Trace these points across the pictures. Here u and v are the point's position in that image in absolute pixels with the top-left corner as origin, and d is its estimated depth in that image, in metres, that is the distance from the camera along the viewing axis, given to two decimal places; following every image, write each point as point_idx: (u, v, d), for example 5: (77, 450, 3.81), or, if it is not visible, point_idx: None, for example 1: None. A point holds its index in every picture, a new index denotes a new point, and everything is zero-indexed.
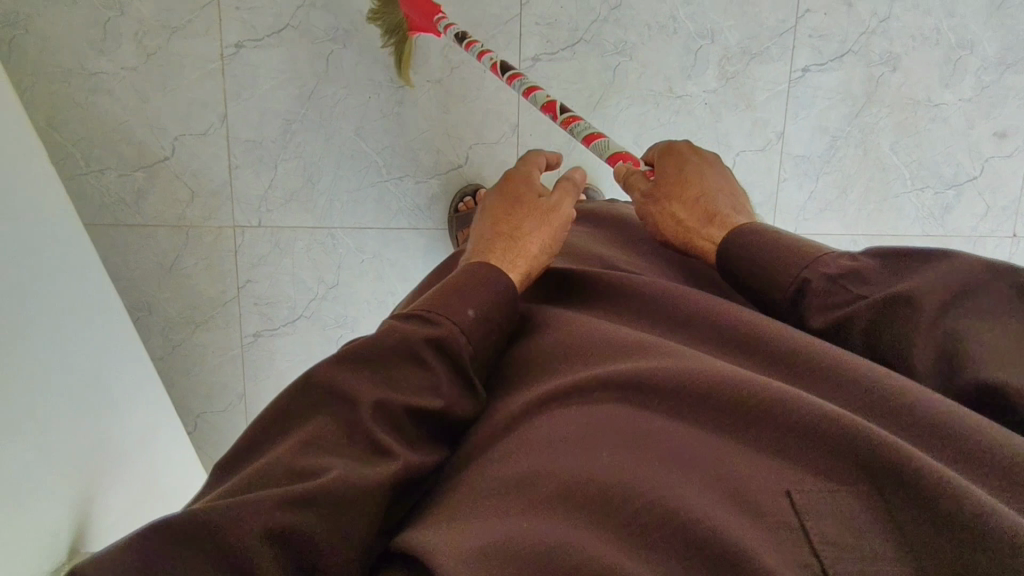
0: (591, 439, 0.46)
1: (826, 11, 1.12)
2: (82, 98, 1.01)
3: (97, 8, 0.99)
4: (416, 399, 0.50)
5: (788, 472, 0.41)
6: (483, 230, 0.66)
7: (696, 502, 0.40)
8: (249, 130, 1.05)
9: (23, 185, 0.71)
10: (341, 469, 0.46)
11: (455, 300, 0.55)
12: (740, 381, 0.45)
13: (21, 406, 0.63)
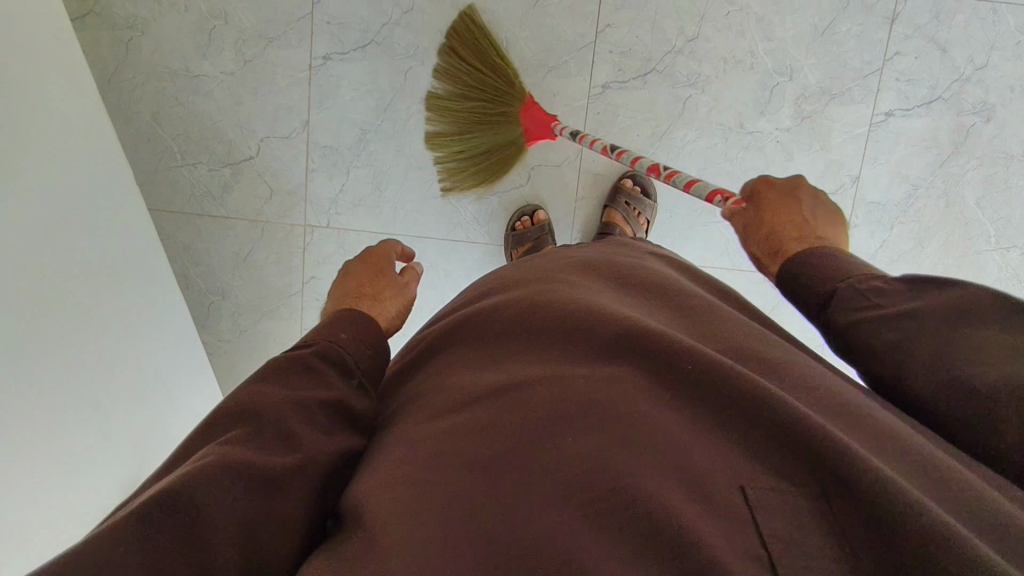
0: (569, 411, 0.49)
1: (918, 55, 1.07)
2: (184, 97, 1.10)
3: (205, 16, 1.08)
4: (308, 394, 0.56)
5: (746, 469, 0.43)
6: (348, 293, 0.76)
7: (657, 488, 0.43)
8: (328, 136, 1.12)
9: (99, 177, 0.80)
10: (261, 455, 0.49)
11: (330, 330, 0.64)
12: (714, 374, 0.48)
13: (82, 397, 0.71)
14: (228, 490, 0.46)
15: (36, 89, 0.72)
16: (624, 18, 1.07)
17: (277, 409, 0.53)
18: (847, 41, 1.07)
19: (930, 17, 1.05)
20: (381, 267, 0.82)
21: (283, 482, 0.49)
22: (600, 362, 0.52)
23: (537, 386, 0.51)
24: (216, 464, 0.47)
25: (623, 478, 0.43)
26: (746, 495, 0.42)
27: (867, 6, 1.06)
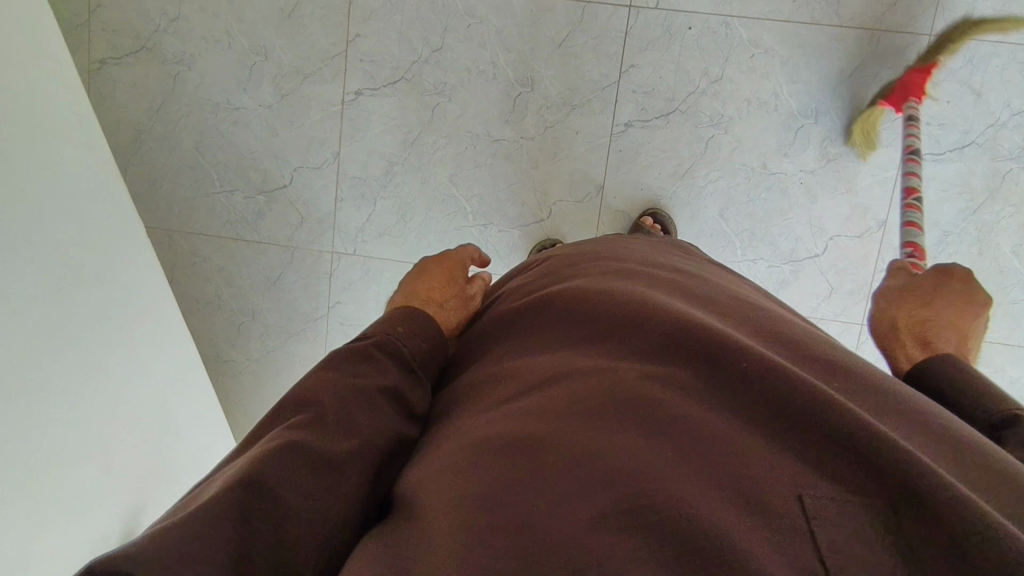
0: (603, 416, 0.45)
1: (950, 99, 1.05)
2: (225, 128, 1.17)
3: (247, 53, 1.14)
4: (366, 381, 0.55)
5: (801, 474, 0.37)
6: (417, 287, 0.72)
7: (696, 497, 0.38)
8: (357, 167, 1.16)
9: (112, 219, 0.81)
10: (325, 439, 0.49)
11: (389, 323, 0.62)
12: (766, 372, 0.43)
13: (92, 436, 0.72)
14: (293, 468, 0.45)
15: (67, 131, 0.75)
16: (648, 59, 1.09)
17: (339, 395, 0.52)
18: (875, 84, 1.06)
19: (963, 60, 1.03)
20: (454, 272, 0.75)
21: (342, 465, 0.48)
22: (645, 363, 0.49)
23: (576, 386, 0.48)
24: (279, 445, 0.46)
25: (655, 477, 0.39)
26: (801, 503, 0.36)
27: (897, 49, 1.04)
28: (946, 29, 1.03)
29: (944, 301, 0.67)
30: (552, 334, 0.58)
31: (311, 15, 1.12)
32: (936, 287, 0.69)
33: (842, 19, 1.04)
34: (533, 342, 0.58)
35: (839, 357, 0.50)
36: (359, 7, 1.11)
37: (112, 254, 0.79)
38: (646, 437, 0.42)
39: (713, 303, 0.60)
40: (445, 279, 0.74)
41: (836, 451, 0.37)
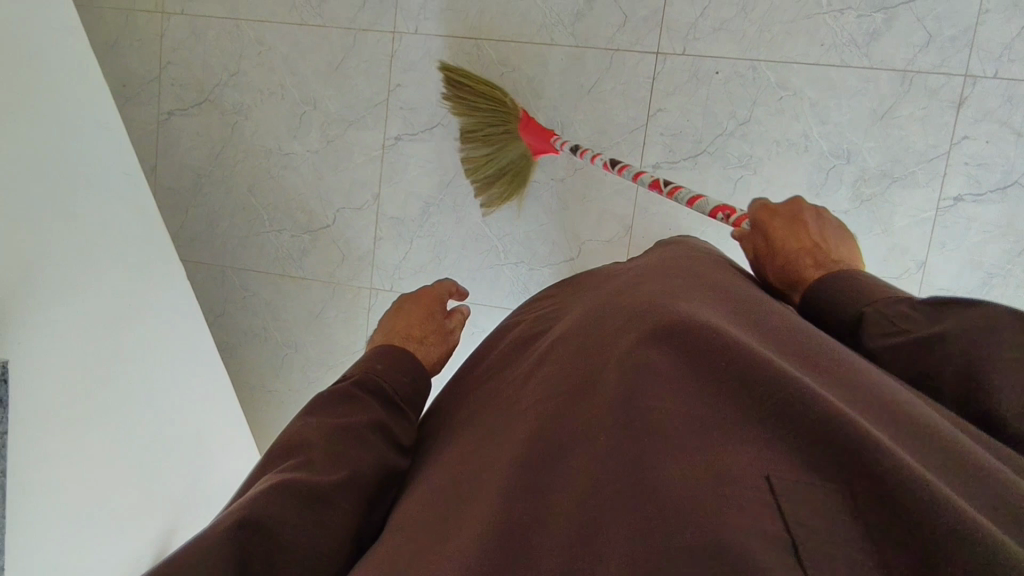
0: (594, 424, 0.48)
1: (989, 139, 1.02)
2: (275, 171, 1.25)
3: (298, 103, 1.23)
4: (348, 418, 0.62)
5: (775, 463, 0.39)
6: (397, 324, 0.84)
7: (673, 493, 0.40)
8: (395, 208, 1.22)
9: (154, 267, 0.85)
10: (310, 474, 0.55)
11: (367, 362, 0.69)
12: (744, 366, 0.45)
13: (126, 458, 0.79)
14: (283, 504, 0.52)
15: (123, 185, 0.80)
16: (675, 103, 1.11)
17: (323, 435, 0.60)
18: (908, 124, 1.05)
19: (1001, 100, 1.02)
20: (433, 308, 0.88)
21: (330, 496, 0.55)
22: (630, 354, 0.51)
23: (571, 397, 0.52)
24: (269, 486, 0.53)
25: (639, 483, 0.42)
26: (771, 486, 0.38)
27: (931, 90, 1.03)
28: (982, 69, 1.02)
29: (781, 231, 0.77)
30: (560, 343, 0.61)
31: (357, 67, 1.20)
32: (767, 224, 0.79)
33: (872, 62, 1.05)
34: (542, 353, 0.62)
35: (827, 356, 0.51)
36: (400, 59, 1.19)
37: (147, 297, 0.83)
38: (633, 433, 0.45)
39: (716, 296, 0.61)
40: (424, 315, 0.86)
41: (806, 442, 0.40)
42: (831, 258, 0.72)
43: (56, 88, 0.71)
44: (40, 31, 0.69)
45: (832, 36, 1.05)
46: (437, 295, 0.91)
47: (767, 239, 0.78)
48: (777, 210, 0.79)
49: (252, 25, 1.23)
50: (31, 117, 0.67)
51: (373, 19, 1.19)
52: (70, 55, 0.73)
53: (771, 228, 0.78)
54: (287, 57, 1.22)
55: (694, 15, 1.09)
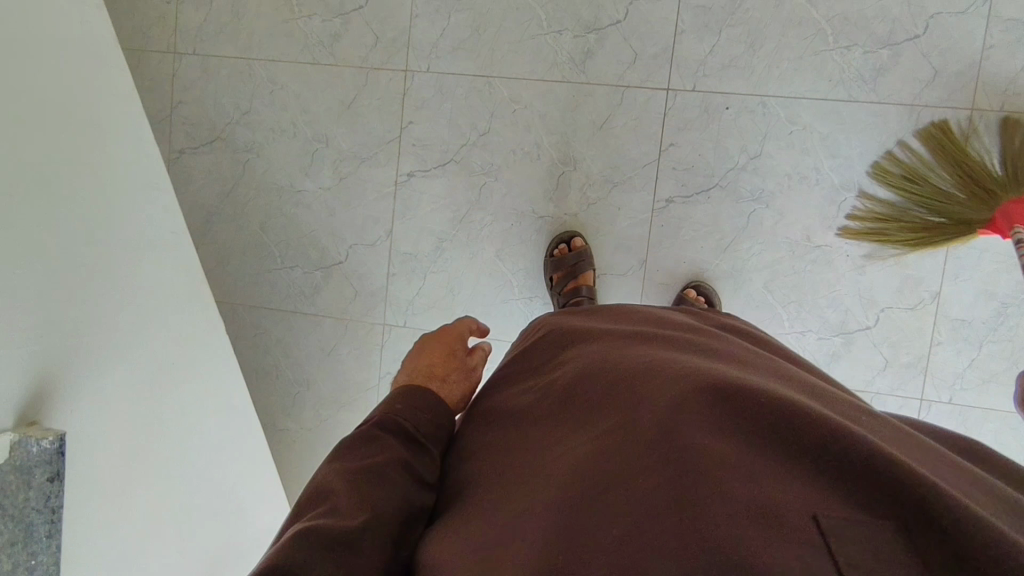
0: (629, 452, 0.49)
1: (998, 171, 1.04)
2: (287, 209, 1.25)
3: (310, 141, 1.24)
4: (371, 458, 0.60)
5: (818, 498, 0.41)
6: (417, 365, 0.78)
7: (716, 516, 0.41)
8: (408, 244, 1.23)
9: (190, 313, 0.83)
10: (337, 519, 0.53)
11: (387, 402, 0.68)
12: (779, 408, 0.47)
13: (164, 518, 0.78)
14: (312, 550, 0.50)
15: (168, 233, 0.79)
16: (687, 137, 1.12)
17: (348, 478, 0.58)
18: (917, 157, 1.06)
19: (1009, 133, 1.03)
20: (454, 346, 0.83)
21: (358, 538, 0.52)
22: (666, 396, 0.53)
23: (605, 432, 0.53)
24: (296, 533, 0.51)
25: (677, 506, 0.43)
26: (820, 524, 0.39)
27: None
28: (988, 103, 1.04)
29: None
30: (579, 388, 0.62)
31: (369, 105, 1.21)
32: None
33: (879, 96, 1.06)
34: (561, 397, 0.63)
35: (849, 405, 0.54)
36: (413, 97, 1.20)
37: (179, 345, 0.81)
38: (671, 468, 0.45)
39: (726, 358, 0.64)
40: (444, 355, 0.81)
41: (850, 478, 0.41)
42: None
43: (105, 142, 0.70)
44: (93, 82, 0.69)
45: (839, 72, 1.07)
46: (457, 333, 0.86)
47: None
48: None
49: (263, 64, 1.24)
50: (79, 170, 0.67)
51: (385, 58, 1.20)
52: (118, 103, 0.73)
53: None
54: (299, 95, 1.23)
55: (703, 52, 1.11)
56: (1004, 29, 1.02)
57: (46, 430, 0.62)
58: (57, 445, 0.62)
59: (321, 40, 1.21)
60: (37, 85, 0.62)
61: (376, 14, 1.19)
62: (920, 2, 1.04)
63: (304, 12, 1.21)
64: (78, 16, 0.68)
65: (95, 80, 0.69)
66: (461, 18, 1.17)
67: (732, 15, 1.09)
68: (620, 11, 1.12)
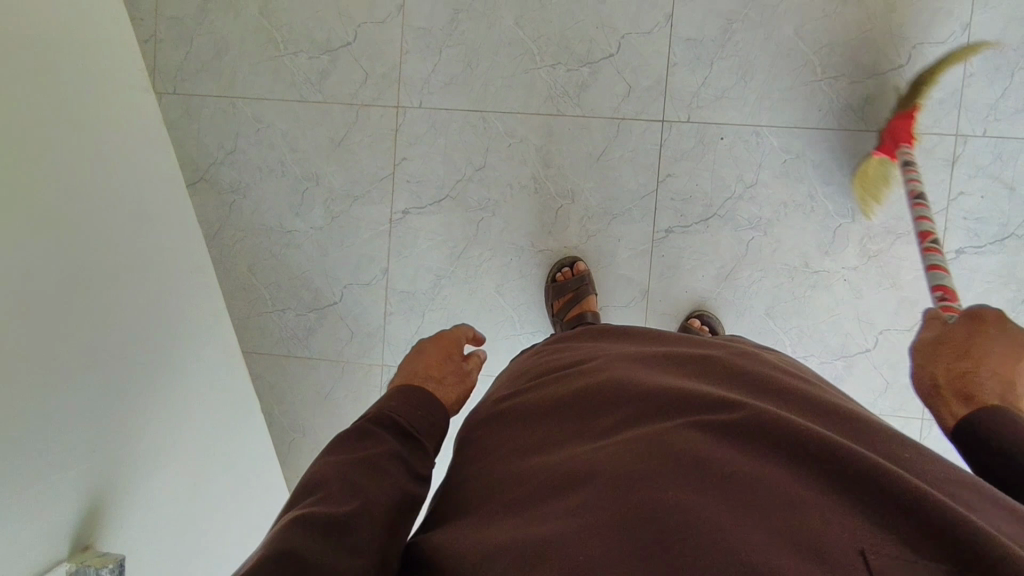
0: (664, 475, 0.48)
1: (984, 194, 1.08)
2: (278, 250, 1.22)
3: (299, 180, 1.20)
4: (365, 450, 0.62)
5: (864, 535, 0.40)
6: (414, 366, 0.81)
7: (755, 552, 0.41)
8: (405, 282, 1.20)
9: (223, 344, 1.07)
10: (327, 505, 0.54)
11: (382, 399, 0.71)
12: (827, 445, 0.47)
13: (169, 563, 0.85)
14: (308, 533, 0.51)
15: (207, 284, 1.05)
16: (683, 168, 1.13)
17: (341, 468, 0.59)
18: (907, 182, 1.09)
19: (992, 157, 1.07)
20: (451, 350, 0.85)
21: (352, 523, 0.53)
22: (708, 429, 0.52)
23: (636, 450, 0.53)
24: (292, 519, 0.52)
25: (713, 532, 0.42)
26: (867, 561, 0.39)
27: (925, 149, 1.08)
28: (971, 129, 1.07)
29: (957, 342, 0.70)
30: (609, 405, 0.61)
31: (360, 142, 1.19)
32: (964, 338, 0.69)
33: (868, 124, 1.09)
34: (589, 413, 0.62)
35: (890, 433, 0.53)
36: (405, 133, 1.18)
37: (215, 369, 1.04)
38: (718, 499, 0.45)
39: (753, 379, 0.64)
40: (443, 358, 0.83)
41: (897, 512, 0.41)
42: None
43: (79, 216, 0.77)
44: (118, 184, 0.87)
45: (828, 101, 1.10)
46: (456, 337, 0.89)
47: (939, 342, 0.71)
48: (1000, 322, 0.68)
49: (248, 102, 1.20)
50: (65, 253, 0.74)
51: (375, 95, 1.18)
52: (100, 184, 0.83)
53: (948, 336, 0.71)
54: (287, 133, 1.20)
55: (696, 84, 1.12)
56: (982, 58, 1.06)
57: (106, 559, 0.77)
58: (116, 570, 0.77)
59: (308, 77, 1.19)
60: (51, 165, 0.74)
61: (365, 50, 1.17)
62: (902, 33, 1.07)
63: (290, 49, 1.19)
64: (72, 93, 0.80)
65: (153, 181, 0.96)
66: (452, 53, 1.16)
67: (723, 48, 1.11)
68: (612, 44, 1.13)
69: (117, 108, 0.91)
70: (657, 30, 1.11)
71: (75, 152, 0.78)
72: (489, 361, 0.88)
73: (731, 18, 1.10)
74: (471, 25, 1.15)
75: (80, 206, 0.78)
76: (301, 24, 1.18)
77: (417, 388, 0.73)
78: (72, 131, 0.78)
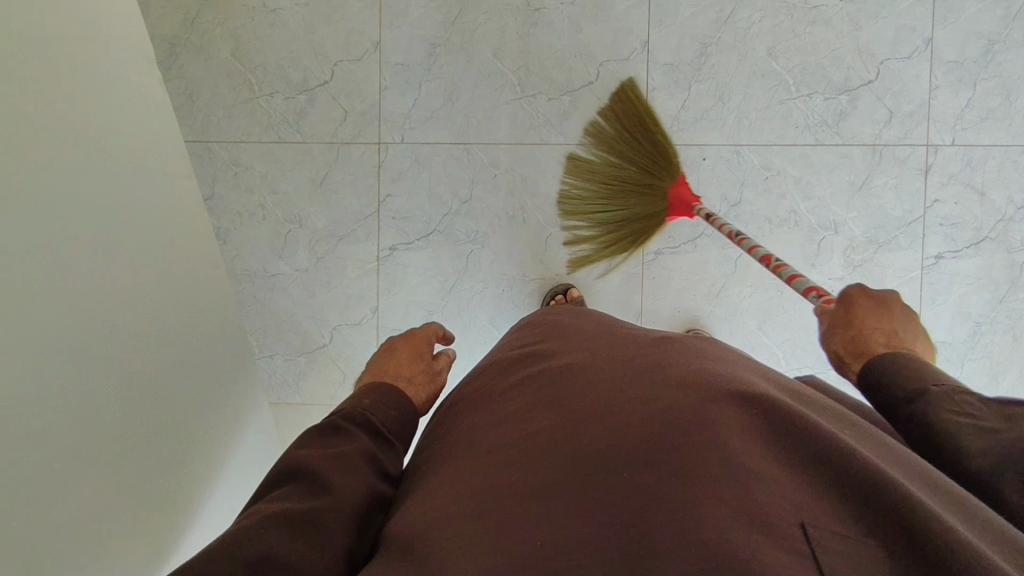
0: (624, 452, 0.50)
1: (957, 201, 1.12)
2: (262, 295, 1.18)
3: (282, 222, 1.18)
4: (339, 446, 0.62)
5: (809, 509, 0.43)
6: (383, 364, 0.81)
7: (705, 521, 0.42)
8: (396, 320, 1.18)
9: (251, 421, 0.94)
10: (300, 502, 0.55)
11: (353, 398, 0.71)
12: (779, 430, 0.49)
13: None
14: (280, 528, 0.52)
15: (239, 366, 0.91)
16: None
17: (315, 460, 0.59)
18: (884, 193, 1.12)
19: (962, 165, 1.11)
20: (422, 348, 0.85)
21: (323, 520, 0.54)
22: (666, 401, 0.54)
23: (596, 427, 0.54)
24: (262, 514, 0.53)
25: (666, 508, 0.44)
26: (806, 530, 0.41)
27: (899, 160, 1.12)
28: (940, 138, 1.11)
29: (865, 310, 0.74)
30: (568, 382, 0.63)
31: (342, 181, 1.17)
32: (857, 298, 0.75)
33: (843, 139, 1.12)
34: (549, 387, 0.63)
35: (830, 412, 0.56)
36: (388, 169, 1.17)
37: (245, 453, 0.91)
38: (667, 472, 0.47)
39: (714, 352, 0.66)
40: (412, 357, 0.83)
41: (840, 498, 0.43)
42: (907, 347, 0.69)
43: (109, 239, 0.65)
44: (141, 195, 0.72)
45: (804, 118, 1.12)
46: (427, 332, 0.89)
47: (839, 310, 0.77)
48: (867, 288, 0.77)
49: (224, 145, 1.17)
50: (81, 291, 0.61)
51: (356, 132, 1.17)
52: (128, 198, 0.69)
53: (836, 311, 0.77)
54: (266, 176, 1.17)
55: (675, 108, 1.14)
56: (946, 70, 1.10)
57: None
58: None
59: (285, 118, 1.17)
60: (58, 176, 0.60)
61: (343, 88, 1.16)
62: (870, 50, 1.11)
63: (265, 90, 1.17)
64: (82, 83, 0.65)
65: (191, 262, 0.80)
66: (432, 87, 1.15)
67: (699, 71, 1.13)
68: (592, 72, 1.14)
69: (149, 178, 0.75)
70: (634, 56, 1.13)
71: (116, 242, 0.66)
72: (455, 359, 0.89)
73: (705, 42, 1.12)
74: (449, 58, 1.15)
75: (97, 313, 0.63)
76: (276, 64, 1.16)
77: (388, 390, 0.73)
78: (84, 222, 0.62)
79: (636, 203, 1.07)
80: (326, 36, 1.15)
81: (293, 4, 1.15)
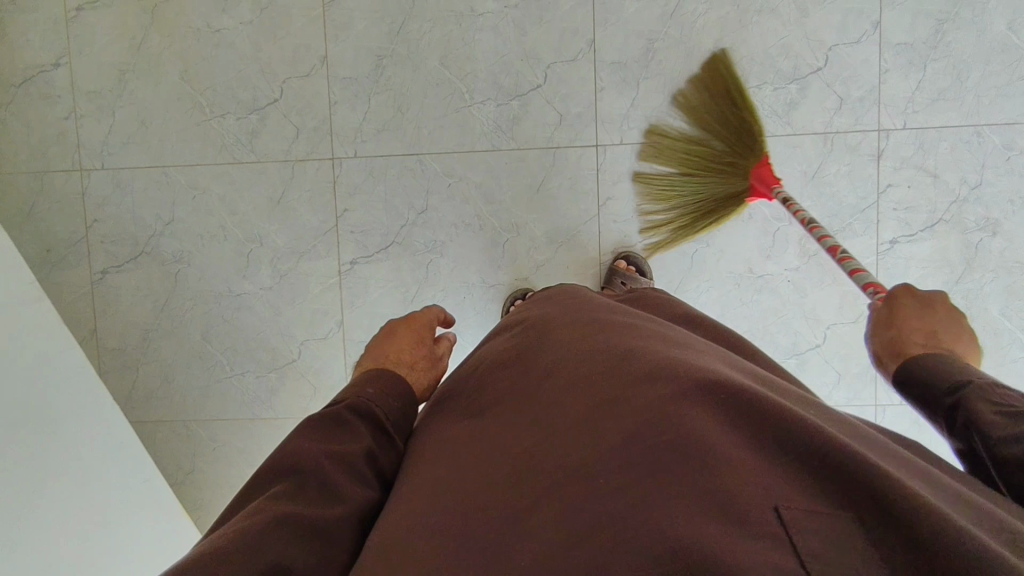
0: (581, 445, 0.47)
1: (910, 184, 1.11)
2: (229, 314, 1.21)
3: (243, 242, 1.19)
4: (342, 446, 0.59)
5: (780, 488, 0.39)
6: (383, 348, 0.78)
7: (672, 518, 0.38)
8: (362, 332, 1.20)
9: (123, 466, 0.87)
10: (307, 507, 0.53)
11: (356, 385, 0.68)
12: (739, 398, 0.45)
13: None
14: (284, 536, 0.49)
15: (103, 409, 0.85)
16: (622, 190, 1.15)
17: (316, 460, 0.56)
18: (837, 181, 1.12)
19: (914, 148, 1.10)
20: (422, 333, 0.83)
21: (332, 530, 0.52)
22: (623, 387, 0.51)
23: (553, 422, 0.51)
24: (271, 518, 0.50)
25: (629, 504, 0.41)
26: (780, 514, 0.37)
27: (851, 146, 1.11)
28: (892, 123, 1.10)
29: (907, 309, 0.68)
30: (535, 378, 0.58)
31: (299, 198, 1.18)
32: (898, 297, 0.71)
33: (794, 128, 1.12)
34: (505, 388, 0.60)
35: (791, 391, 0.52)
36: (344, 184, 1.17)
37: (126, 494, 0.86)
38: (626, 463, 0.43)
39: (681, 338, 0.62)
40: (412, 341, 0.81)
41: (810, 472, 0.39)
42: (946, 345, 0.64)
43: None
44: None
45: (754, 110, 1.12)
46: (426, 319, 0.86)
47: (878, 312, 0.71)
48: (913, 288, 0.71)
49: (180, 169, 1.19)
50: None
51: (309, 148, 1.17)
52: None
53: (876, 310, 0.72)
54: (224, 197, 1.19)
55: (624, 107, 1.13)
56: (895, 53, 1.09)
57: None
58: None
59: (238, 138, 1.17)
60: None
61: (293, 104, 1.16)
62: (817, 37, 1.09)
63: (216, 111, 1.17)
64: None
65: None
66: (381, 99, 1.15)
67: (647, 68, 1.12)
68: (539, 75, 1.13)
69: None
70: (581, 56, 1.12)
71: None
72: (455, 342, 0.87)
73: (651, 37, 1.11)
74: (396, 69, 1.14)
75: None
76: (225, 85, 1.16)
77: (390, 374, 0.71)
78: None
79: (720, 185, 1.07)
80: (272, 53, 1.15)
81: (237, 23, 1.15)
